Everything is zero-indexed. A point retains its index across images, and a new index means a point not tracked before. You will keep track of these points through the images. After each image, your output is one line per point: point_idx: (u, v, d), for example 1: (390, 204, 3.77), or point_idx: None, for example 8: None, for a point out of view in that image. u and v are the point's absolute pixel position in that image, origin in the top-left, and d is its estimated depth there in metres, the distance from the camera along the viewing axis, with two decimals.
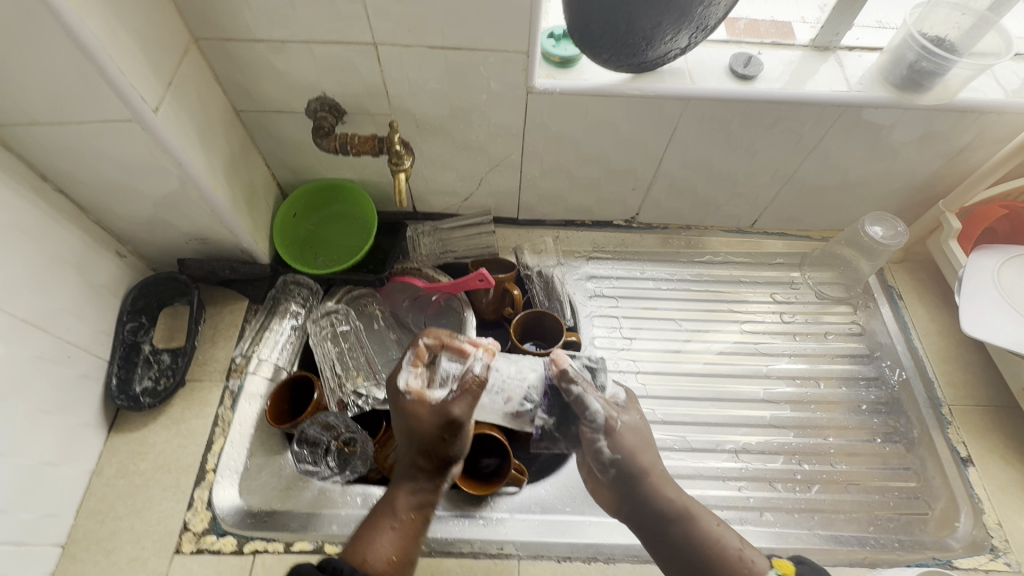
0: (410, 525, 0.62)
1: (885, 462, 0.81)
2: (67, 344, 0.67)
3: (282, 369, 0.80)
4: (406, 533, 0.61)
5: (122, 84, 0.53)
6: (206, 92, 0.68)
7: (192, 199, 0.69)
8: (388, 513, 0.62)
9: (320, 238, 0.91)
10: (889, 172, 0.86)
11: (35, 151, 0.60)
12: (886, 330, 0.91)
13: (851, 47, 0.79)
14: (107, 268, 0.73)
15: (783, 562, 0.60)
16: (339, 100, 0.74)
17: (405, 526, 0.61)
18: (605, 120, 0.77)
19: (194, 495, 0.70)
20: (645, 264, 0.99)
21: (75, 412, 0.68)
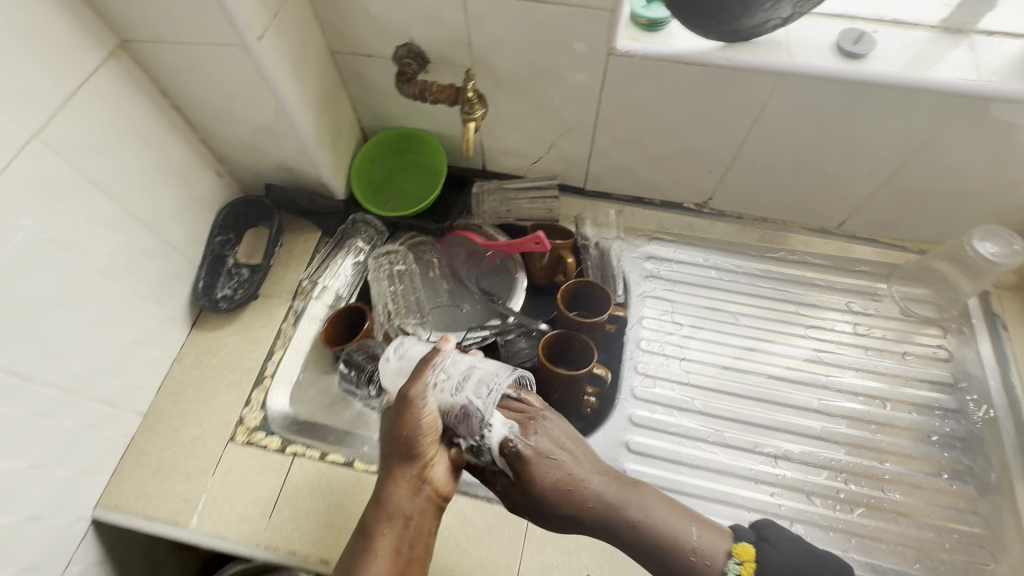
0: (387, 543, 0.58)
1: (948, 501, 0.73)
2: (167, 244, 0.75)
3: (342, 298, 0.87)
4: (383, 554, 0.57)
5: (233, 11, 0.59)
6: (306, 28, 0.73)
7: (283, 128, 0.76)
8: (364, 536, 0.58)
9: (394, 183, 0.96)
10: (1015, 183, 0.75)
11: (159, 67, 0.68)
12: (979, 360, 0.81)
13: (989, 32, 0.69)
14: (207, 183, 0.81)
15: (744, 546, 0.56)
16: (425, 47, 0.77)
17: (382, 546, 0.57)
18: (687, 91, 0.74)
19: (251, 395, 0.78)
20: (710, 252, 0.94)
21: (166, 304, 0.77)
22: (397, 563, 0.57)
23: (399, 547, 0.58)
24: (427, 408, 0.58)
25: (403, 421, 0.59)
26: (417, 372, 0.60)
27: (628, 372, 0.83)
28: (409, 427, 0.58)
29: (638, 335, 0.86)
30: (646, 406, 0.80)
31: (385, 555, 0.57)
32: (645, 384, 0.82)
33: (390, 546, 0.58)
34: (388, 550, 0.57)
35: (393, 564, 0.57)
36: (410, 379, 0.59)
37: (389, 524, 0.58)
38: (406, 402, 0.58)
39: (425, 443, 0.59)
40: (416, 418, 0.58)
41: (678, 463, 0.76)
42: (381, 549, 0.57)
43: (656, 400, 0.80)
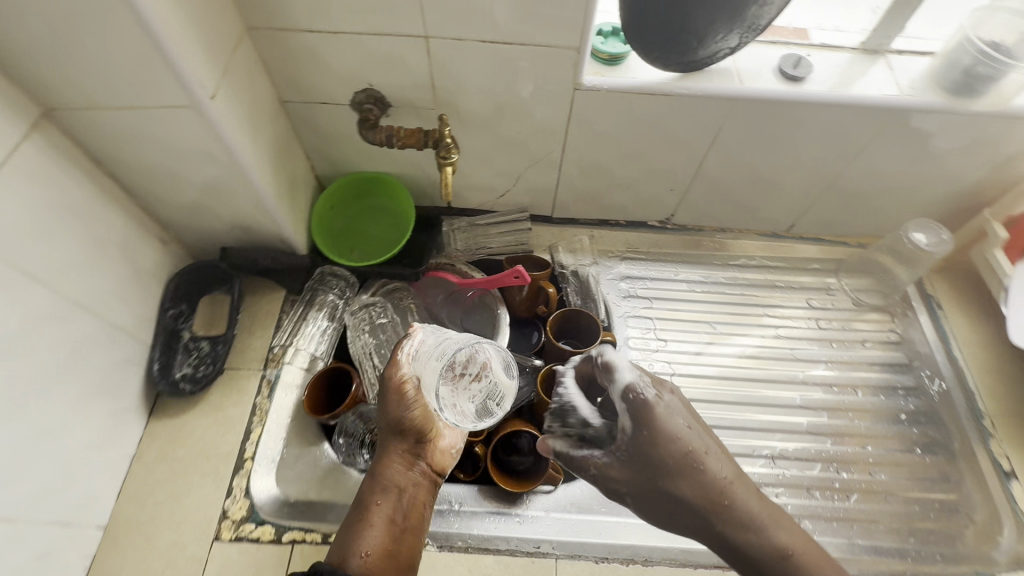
0: (383, 513, 0.60)
1: (924, 473, 0.80)
2: (115, 329, 0.67)
3: (318, 360, 0.81)
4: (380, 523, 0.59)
5: (185, 72, 0.53)
6: (256, 81, 0.68)
7: (239, 187, 0.70)
8: (360, 509, 0.60)
9: (355, 230, 0.91)
10: (934, 179, 0.84)
11: (91, 138, 0.61)
12: (925, 339, 0.90)
13: (901, 51, 0.77)
14: (152, 255, 0.74)
15: None
16: (385, 92, 0.74)
17: (378, 516, 0.60)
18: (649, 120, 0.77)
19: (233, 483, 0.70)
20: (678, 265, 0.98)
21: (118, 397, 0.68)
22: (391, 532, 0.59)
23: (394, 519, 0.60)
24: (409, 382, 0.65)
25: (391, 398, 0.64)
26: (394, 358, 0.66)
27: None
28: (399, 402, 0.64)
29: (628, 357, 0.88)
30: None
31: (379, 526, 0.59)
32: None
33: (384, 517, 0.60)
34: (382, 520, 0.59)
35: (387, 533, 0.59)
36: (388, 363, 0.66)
37: (383, 496, 0.61)
38: (389, 380, 0.65)
39: (417, 416, 0.64)
40: (403, 393, 0.64)
41: None
42: (376, 520, 0.59)
43: None
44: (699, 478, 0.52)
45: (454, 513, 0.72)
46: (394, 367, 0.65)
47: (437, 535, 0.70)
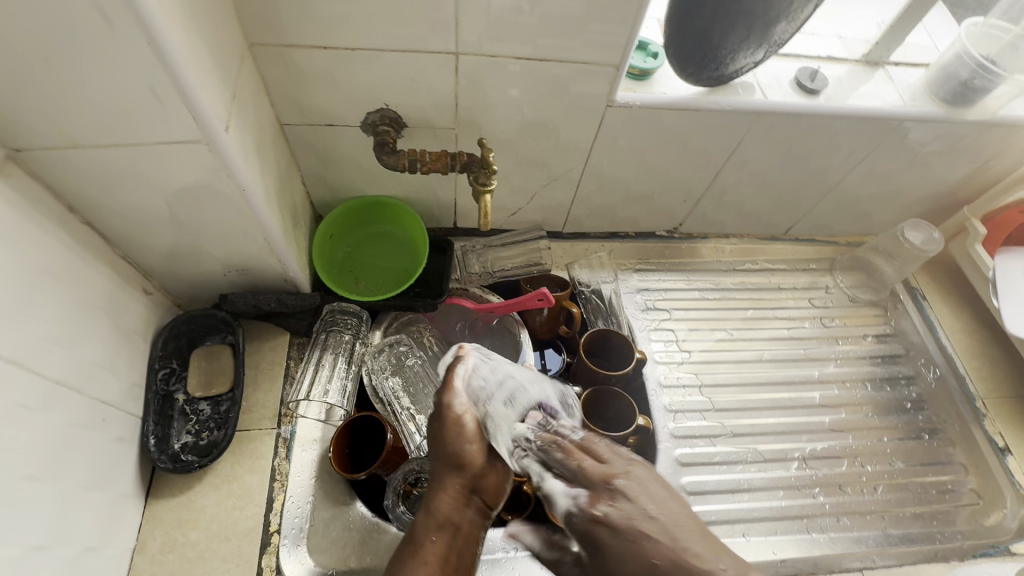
0: (438, 551, 0.49)
1: (935, 457, 0.86)
2: (102, 403, 0.57)
3: (336, 408, 0.71)
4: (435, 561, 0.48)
5: (199, 102, 0.45)
6: (259, 104, 0.60)
7: (245, 227, 0.61)
8: (410, 547, 0.50)
9: (360, 259, 0.83)
10: (921, 182, 0.90)
11: (68, 181, 0.51)
12: (916, 329, 0.97)
13: (897, 62, 0.81)
14: (135, 309, 0.63)
15: None
16: (402, 112, 0.68)
17: (433, 553, 0.49)
18: (674, 135, 0.76)
19: (261, 564, 0.62)
20: (690, 274, 0.98)
21: (112, 480, 0.58)
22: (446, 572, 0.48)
23: (450, 558, 0.50)
24: (465, 411, 0.58)
25: (448, 424, 0.57)
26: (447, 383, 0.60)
27: (659, 413, 0.83)
28: (453, 425, 0.57)
29: (656, 373, 0.87)
30: (686, 442, 0.82)
31: (433, 564, 0.48)
32: (678, 421, 0.83)
33: (439, 555, 0.49)
34: (437, 556, 0.49)
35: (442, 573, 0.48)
36: (443, 388, 0.60)
37: (439, 532, 0.51)
38: (445, 403, 0.58)
39: (474, 442, 0.57)
40: (457, 417, 0.58)
41: (734, 490, 0.78)
42: (429, 556, 0.49)
43: (695, 433, 0.82)
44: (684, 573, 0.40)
45: (511, 559, 0.68)
46: (453, 395, 0.59)
47: None
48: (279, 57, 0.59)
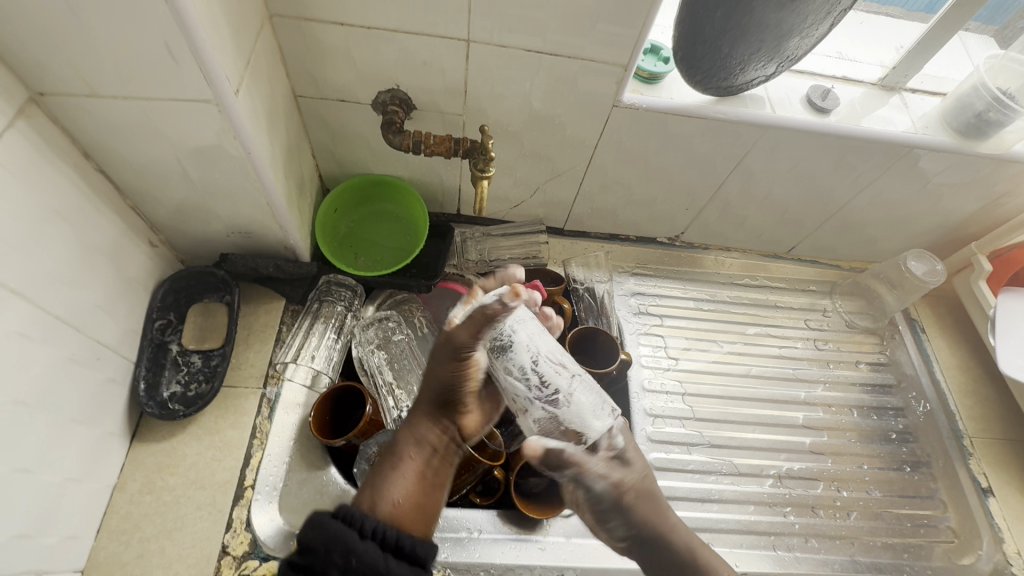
0: (416, 470, 0.57)
1: (914, 490, 0.85)
2: (98, 344, 0.60)
3: (321, 375, 0.74)
4: (413, 478, 0.56)
5: (211, 62, 0.48)
6: (274, 73, 0.62)
7: (249, 191, 0.63)
8: (392, 463, 0.57)
9: (362, 236, 0.85)
10: (929, 213, 0.89)
11: (85, 128, 0.53)
12: (911, 361, 0.96)
13: (914, 90, 0.81)
14: (138, 259, 0.66)
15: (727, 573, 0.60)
16: (412, 94, 0.70)
17: (411, 471, 0.56)
18: (680, 142, 0.76)
19: (232, 515, 0.64)
20: (687, 283, 0.98)
21: (100, 419, 0.61)
22: (422, 489, 0.56)
23: (426, 476, 0.57)
24: (474, 352, 0.61)
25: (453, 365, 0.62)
26: (476, 329, 0.60)
27: (638, 416, 0.84)
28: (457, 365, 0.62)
29: (640, 376, 0.88)
30: (662, 447, 0.82)
31: (413, 477, 0.56)
32: (656, 425, 0.84)
33: (417, 471, 0.57)
34: (416, 471, 0.57)
35: (418, 487, 0.56)
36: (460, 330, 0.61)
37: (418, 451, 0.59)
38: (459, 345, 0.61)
39: (467, 380, 0.63)
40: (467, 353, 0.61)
41: (704, 500, 0.79)
42: (410, 473, 0.56)
43: (672, 439, 0.83)
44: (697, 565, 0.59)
45: (474, 541, 0.69)
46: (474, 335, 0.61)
47: (457, 566, 0.67)
48: (297, 30, 0.61)
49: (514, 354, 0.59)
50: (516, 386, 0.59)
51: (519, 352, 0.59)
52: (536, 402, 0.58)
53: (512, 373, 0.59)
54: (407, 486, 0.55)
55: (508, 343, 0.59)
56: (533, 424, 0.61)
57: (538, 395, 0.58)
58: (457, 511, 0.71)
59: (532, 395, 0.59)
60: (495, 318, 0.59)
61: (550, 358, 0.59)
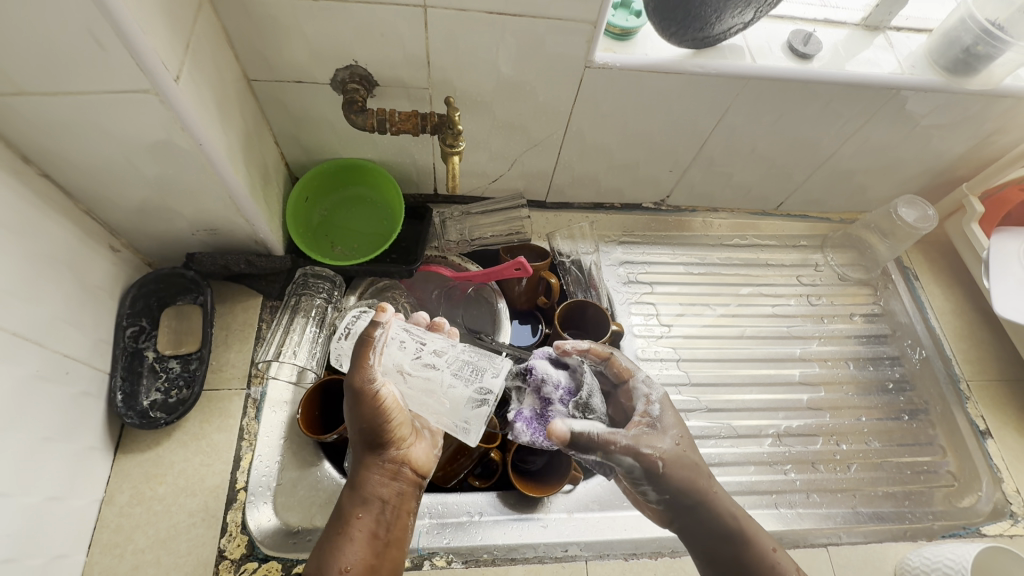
0: (365, 529, 0.52)
1: (913, 437, 0.85)
2: (65, 358, 0.58)
3: (307, 371, 0.71)
4: (362, 539, 0.51)
5: (141, 45, 0.44)
6: (220, 57, 0.58)
7: (209, 186, 0.60)
8: (340, 524, 0.52)
9: (336, 224, 0.81)
10: (918, 157, 0.87)
11: (17, 130, 0.50)
12: (905, 310, 0.95)
13: (898, 27, 0.78)
14: (99, 266, 0.63)
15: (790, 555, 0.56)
16: (372, 69, 0.66)
17: (360, 531, 0.51)
18: (658, 101, 0.73)
19: (226, 519, 0.62)
20: (675, 247, 0.96)
21: (77, 434, 0.59)
22: (375, 547, 0.51)
23: (377, 533, 0.52)
24: (377, 386, 0.53)
25: (363, 409, 0.53)
26: (358, 358, 0.54)
27: None
28: (371, 409, 0.53)
29: (633, 346, 0.86)
30: None
31: (361, 541, 0.51)
32: None
33: (367, 531, 0.52)
34: (364, 534, 0.51)
35: (370, 552, 0.51)
36: (356, 365, 0.53)
37: (365, 508, 0.53)
38: (359, 386, 0.53)
39: (391, 423, 0.55)
40: (371, 399, 0.53)
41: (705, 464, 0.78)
42: (357, 534, 0.51)
43: None
44: (747, 544, 0.55)
45: (475, 524, 0.68)
46: (361, 367, 0.53)
47: (460, 551, 0.66)
48: (239, 7, 0.57)
49: (408, 354, 0.54)
50: (427, 378, 0.53)
51: (401, 351, 0.55)
52: (441, 385, 0.52)
53: (408, 374, 0.54)
54: (355, 552, 0.50)
55: (404, 346, 0.55)
56: (455, 416, 0.51)
57: (453, 376, 0.52)
58: (456, 496, 0.70)
59: (443, 380, 0.52)
60: (374, 340, 0.54)
61: (435, 339, 0.56)
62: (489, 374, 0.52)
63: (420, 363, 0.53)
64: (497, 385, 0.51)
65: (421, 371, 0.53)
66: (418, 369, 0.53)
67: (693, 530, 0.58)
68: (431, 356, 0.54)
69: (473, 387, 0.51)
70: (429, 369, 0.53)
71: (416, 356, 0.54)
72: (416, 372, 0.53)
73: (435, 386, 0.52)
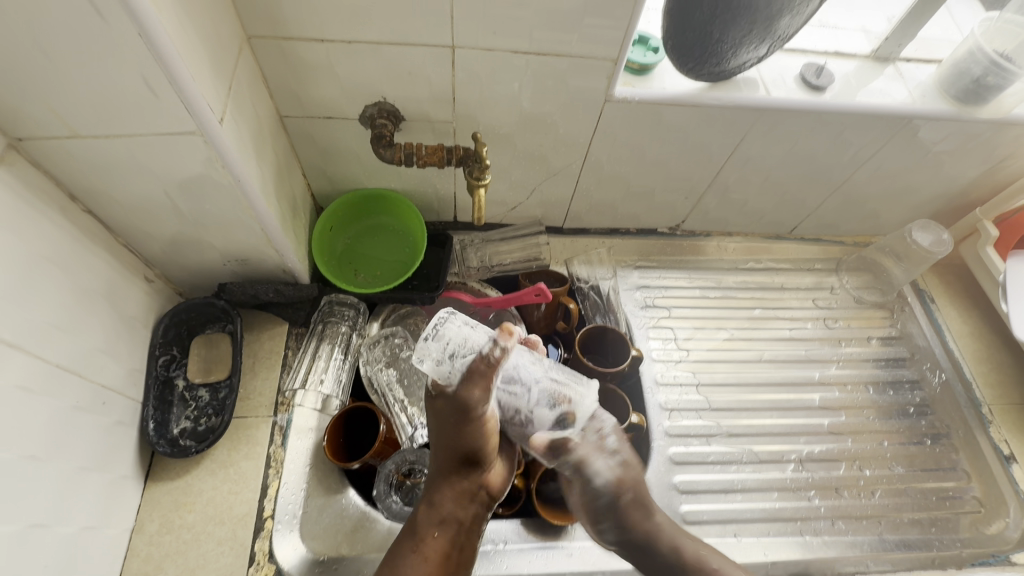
0: (437, 547, 0.53)
1: (937, 462, 0.85)
2: (102, 388, 0.59)
3: (332, 398, 0.72)
4: (433, 557, 0.52)
5: (193, 94, 0.46)
6: (257, 96, 0.61)
7: (244, 219, 0.62)
8: (413, 536, 0.53)
9: (359, 251, 0.83)
10: (931, 182, 0.88)
11: (69, 170, 0.52)
12: (922, 332, 0.95)
13: (908, 59, 0.80)
14: (135, 296, 0.65)
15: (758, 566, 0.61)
16: (400, 105, 0.68)
17: (432, 548, 0.52)
18: (675, 132, 0.75)
19: (254, 548, 0.63)
20: (691, 272, 0.97)
21: (111, 463, 0.60)
22: (446, 566, 0.52)
23: (449, 552, 0.53)
24: (487, 412, 0.54)
25: (463, 430, 0.54)
26: (474, 374, 0.52)
27: (654, 411, 0.83)
28: (475, 430, 0.54)
29: (653, 370, 0.87)
30: (681, 441, 0.81)
31: (435, 560, 0.52)
32: (673, 419, 0.83)
33: (439, 550, 0.53)
34: (437, 553, 0.52)
35: (441, 571, 0.51)
36: (465, 382, 0.52)
37: (440, 527, 0.54)
38: (467, 404, 0.53)
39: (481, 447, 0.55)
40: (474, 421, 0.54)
41: (728, 490, 0.78)
42: (430, 551, 0.52)
43: (690, 431, 0.82)
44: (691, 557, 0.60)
45: (501, 552, 0.68)
46: (483, 389, 0.52)
47: None
48: (277, 50, 0.60)
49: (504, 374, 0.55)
50: (518, 399, 0.55)
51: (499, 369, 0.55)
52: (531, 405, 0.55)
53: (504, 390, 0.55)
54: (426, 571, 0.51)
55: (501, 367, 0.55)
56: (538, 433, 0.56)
57: (543, 401, 0.55)
58: None
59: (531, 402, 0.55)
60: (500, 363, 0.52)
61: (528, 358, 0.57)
62: (577, 405, 0.55)
63: (512, 384, 0.55)
64: (581, 415, 0.55)
65: (512, 392, 0.55)
66: (512, 390, 0.55)
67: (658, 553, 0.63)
68: (524, 377, 0.55)
69: (558, 414, 0.55)
70: (522, 391, 0.55)
71: (511, 378, 0.55)
72: (511, 391, 0.55)
73: (526, 407, 0.55)
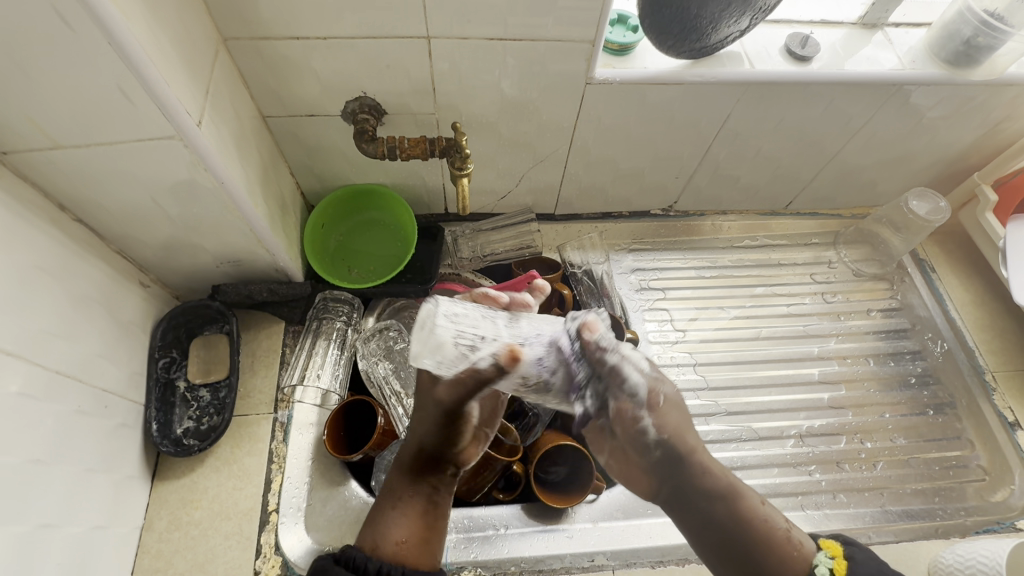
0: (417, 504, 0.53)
1: (940, 432, 0.84)
2: (104, 392, 0.60)
3: (331, 394, 0.73)
4: (415, 512, 0.53)
5: (168, 98, 0.47)
6: (236, 97, 0.61)
7: (231, 221, 0.63)
8: (396, 494, 0.54)
9: (352, 248, 0.84)
10: (926, 149, 0.86)
11: (54, 180, 0.53)
12: (924, 303, 0.94)
13: (897, 24, 0.78)
14: (131, 301, 0.66)
15: (830, 543, 0.51)
16: (380, 99, 0.68)
17: (413, 505, 0.53)
18: (661, 111, 0.74)
19: (260, 541, 0.64)
20: (687, 252, 0.97)
21: (117, 465, 0.61)
22: (427, 521, 0.53)
23: (429, 509, 0.53)
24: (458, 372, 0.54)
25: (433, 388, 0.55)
26: None
27: None
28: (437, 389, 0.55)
29: (649, 352, 0.87)
30: None
31: (414, 517, 0.52)
32: None
33: (418, 509, 0.53)
34: (416, 510, 0.53)
35: (421, 523, 0.52)
36: (428, 352, 0.53)
37: (417, 487, 0.54)
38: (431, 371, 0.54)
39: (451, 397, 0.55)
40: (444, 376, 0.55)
41: (727, 468, 0.78)
42: (408, 509, 0.53)
43: (688, 412, 0.82)
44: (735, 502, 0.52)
45: (502, 537, 0.69)
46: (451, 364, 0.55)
47: (488, 565, 0.67)
48: (253, 50, 0.60)
49: None
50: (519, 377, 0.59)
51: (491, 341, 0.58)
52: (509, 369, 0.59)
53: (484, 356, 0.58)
54: (408, 525, 0.52)
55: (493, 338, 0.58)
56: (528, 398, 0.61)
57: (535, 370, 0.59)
58: (481, 509, 0.71)
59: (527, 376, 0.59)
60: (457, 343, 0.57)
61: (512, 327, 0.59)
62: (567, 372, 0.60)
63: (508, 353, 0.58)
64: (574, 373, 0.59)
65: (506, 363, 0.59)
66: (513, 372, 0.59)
67: (685, 498, 0.54)
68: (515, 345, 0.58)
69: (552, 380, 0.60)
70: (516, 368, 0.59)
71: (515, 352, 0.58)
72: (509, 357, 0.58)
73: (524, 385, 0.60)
